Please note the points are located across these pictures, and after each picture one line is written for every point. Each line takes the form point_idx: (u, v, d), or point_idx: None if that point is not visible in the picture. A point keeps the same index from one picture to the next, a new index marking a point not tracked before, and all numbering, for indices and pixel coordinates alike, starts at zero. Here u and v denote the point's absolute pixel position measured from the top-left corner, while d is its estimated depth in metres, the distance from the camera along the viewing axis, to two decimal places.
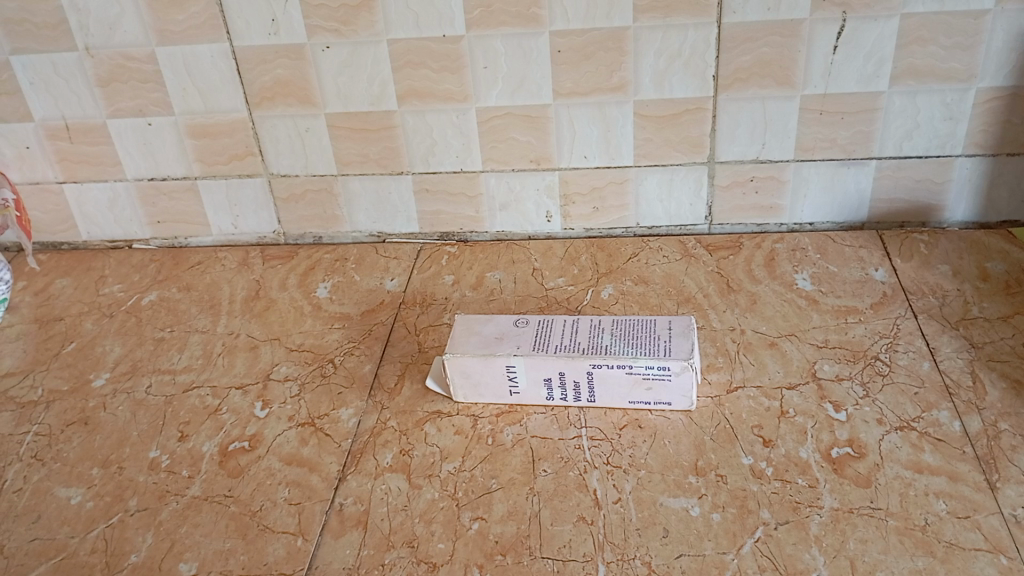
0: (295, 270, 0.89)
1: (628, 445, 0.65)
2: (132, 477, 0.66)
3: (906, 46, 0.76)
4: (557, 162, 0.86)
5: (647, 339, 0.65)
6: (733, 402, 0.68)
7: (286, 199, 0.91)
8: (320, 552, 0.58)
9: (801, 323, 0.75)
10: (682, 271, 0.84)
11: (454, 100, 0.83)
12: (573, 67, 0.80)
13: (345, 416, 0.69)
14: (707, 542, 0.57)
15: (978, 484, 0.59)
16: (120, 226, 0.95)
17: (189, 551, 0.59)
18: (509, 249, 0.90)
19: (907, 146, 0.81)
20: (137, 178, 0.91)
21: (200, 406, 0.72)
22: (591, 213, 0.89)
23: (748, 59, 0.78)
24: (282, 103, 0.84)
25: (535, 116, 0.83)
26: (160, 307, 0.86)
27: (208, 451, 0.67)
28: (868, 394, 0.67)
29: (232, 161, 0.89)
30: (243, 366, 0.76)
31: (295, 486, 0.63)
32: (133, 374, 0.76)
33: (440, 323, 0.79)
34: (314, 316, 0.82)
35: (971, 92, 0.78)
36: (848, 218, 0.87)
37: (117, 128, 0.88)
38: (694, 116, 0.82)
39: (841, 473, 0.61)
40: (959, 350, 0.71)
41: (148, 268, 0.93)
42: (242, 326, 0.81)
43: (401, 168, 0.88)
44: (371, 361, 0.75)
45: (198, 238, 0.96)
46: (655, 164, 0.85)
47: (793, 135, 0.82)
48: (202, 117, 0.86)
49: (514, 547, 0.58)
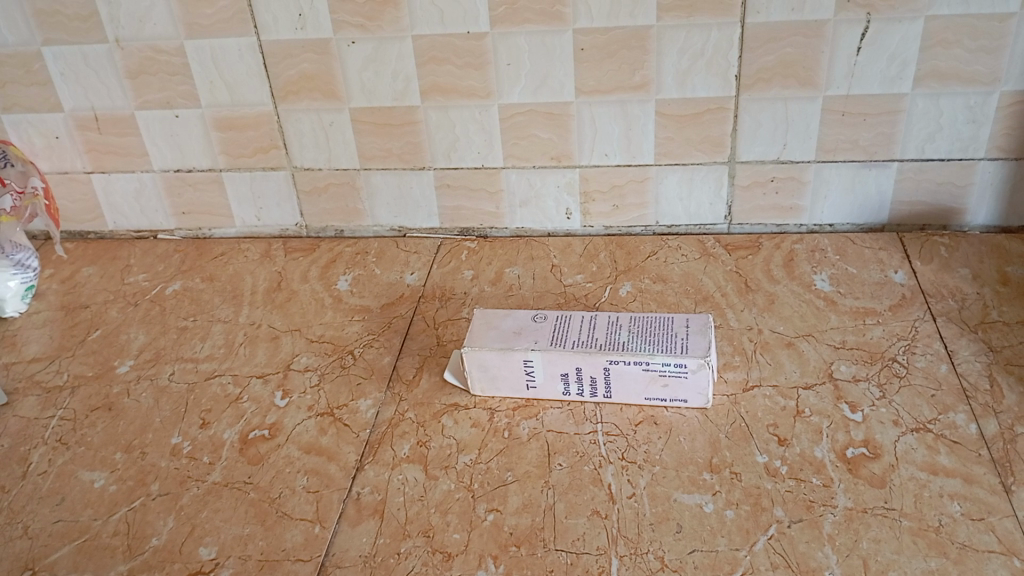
0: (317, 263, 0.90)
1: (644, 441, 0.65)
2: (154, 462, 0.67)
3: (930, 48, 0.76)
4: (578, 160, 0.86)
5: (664, 337, 0.66)
6: (749, 401, 0.68)
7: (309, 192, 0.92)
8: (337, 539, 0.59)
9: (818, 323, 0.76)
10: (701, 270, 0.84)
11: (477, 97, 0.83)
12: (595, 65, 0.80)
13: (364, 406, 0.70)
14: (720, 538, 0.57)
15: (994, 487, 0.59)
16: (146, 216, 0.97)
17: (209, 535, 0.60)
18: (529, 246, 0.91)
19: (929, 148, 0.81)
20: (163, 169, 0.93)
21: (221, 394, 0.73)
22: (611, 211, 0.90)
23: (771, 59, 0.78)
24: (307, 98, 0.86)
25: (557, 113, 0.83)
26: (184, 296, 0.87)
27: (229, 438, 0.68)
28: (885, 396, 0.67)
29: (257, 154, 0.90)
30: (265, 356, 0.77)
31: (313, 474, 0.64)
32: (156, 362, 0.78)
33: (459, 318, 0.80)
34: (335, 308, 0.83)
35: (994, 96, 0.77)
36: (869, 220, 0.87)
37: (145, 119, 0.89)
38: (716, 116, 0.82)
39: (855, 473, 0.61)
40: (977, 353, 0.71)
41: (172, 259, 0.94)
42: (264, 317, 0.82)
43: (423, 163, 0.89)
44: (390, 353, 0.76)
45: (222, 230, 0.97)
46: (676, 163, 0.85)
47: (815, 136, 0.82)
48: (228, 110, 0.87)
49: (528, 538, 0.58)
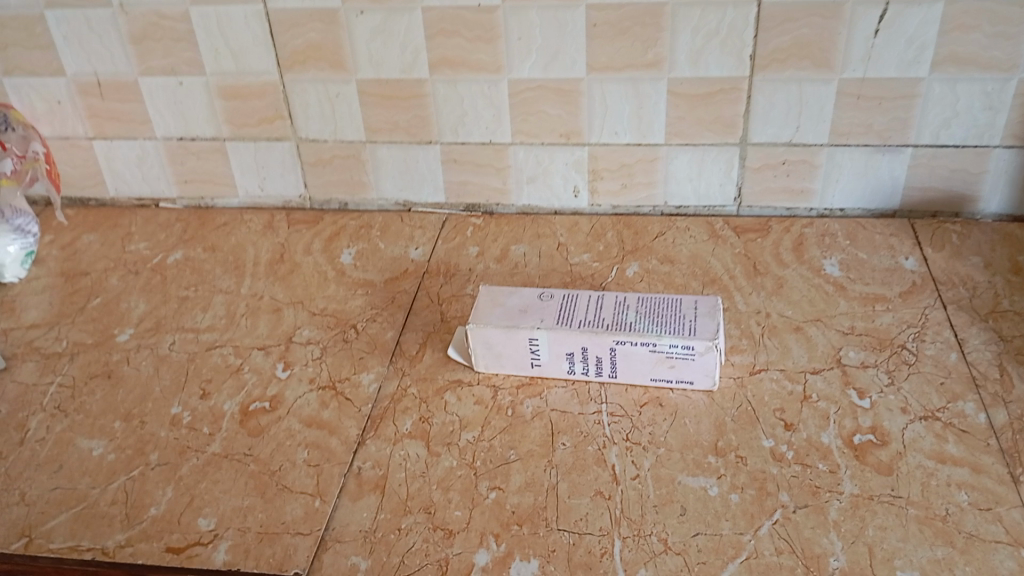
0: (320, 236, 0.89)
1: (649, 423, 0.64)
2: (153, 431, 0.66)
3: (949, 32, 0.74)
4: (587, 137, 0.85)
5: (672, 318, 0.65)
6: (756, 384, 0.67)
7: (314, 163, 0.91)
8: (337, 513, 0.59)
9: (827, 308, 0.75)
10: (709, 251, 0.83)
11: (486, 71, 0.82)
12: (608, 42, 0.79)
13: (367, 381, 0.69)
14: (724, 522, 0.57)
15: (1002, 476, 0.58)
16: (148, 184, 0.95)
17: (208, 507, 0.60)
18: (535, 223, 0.90)
19: (944, 134, 0.80)
20: (166, 137, 0.91)
21: (222, 365, 0.72)
22: (619, 190, 0.89)
23: (787, 39, 0.77)
24: (313, 67, 0.84)
25: (568, 90, 0.82)
26: (185, 266, 0.86)
27: (229, 409, 0.67)
28: (893, 382, 0.67)
29: (261, 124, 0.89)
30: (266, 327, 0.76)
31: (314, 447, 0.64)
32: (156, 331, 0.77)
33: (463, 294, 0.79)
34: (338, 281, 0.82)
35: (1012, 82, 0.76)
36: (880, 205, 0.86)
37: (148, 86, 0.88)
38: (729, 96, 0.81)
39: (862, 460, 0.60)
40: (987, 342, 0.70)
41: (174, 227, 0.93)
42: (266, 288, 0.81)
43: (430, 137, 0.87)
44: (393, 328, 0.75)
45: (224, 200, 0.95)
46: (687, 144, 0.84)
47: (828, 119, 0.81)
48: (234, 78, 0.86)
49: (531, 517, 0.58)
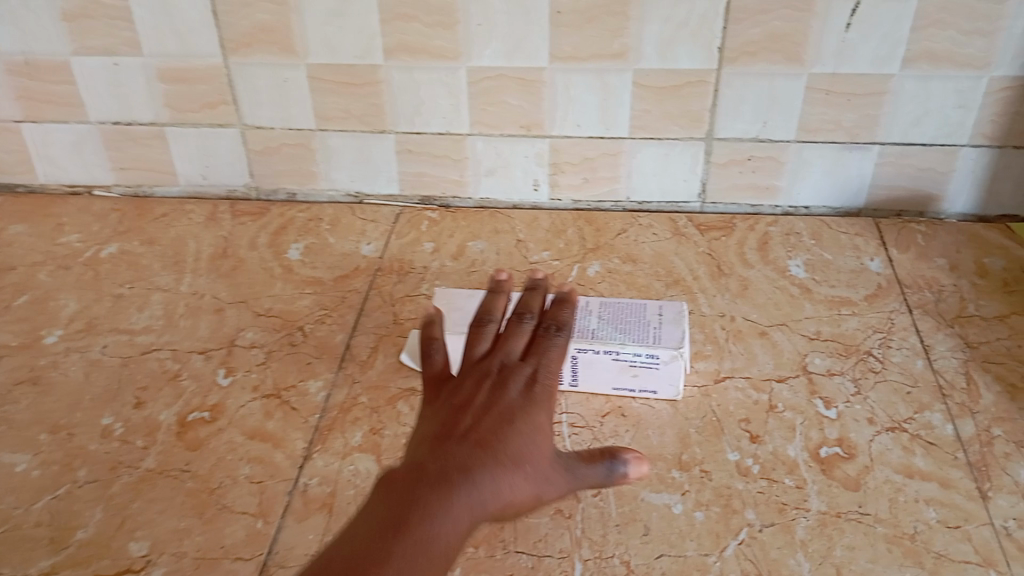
0: (267, 229, 0.85)
1: (611, 435, 0.62)
2: (83, 444, 0.62)
3: (924, 28, 0.72)
4: (548, 129, 0.82)
5: (636, 327, 0.65)
6: (721, 393, 0.65)
7: (261, 152, 0.86)
8: (281, 535, 0.55)
9: (793, 312, 0.73)
10: (672, 250, 0.81)
11: (445, 58, 0.78)
12: (573, 30, 0.75)
13: (314, 389, 0.66)
14: (688, 542, 0.54)
15: (970, 492, 0.57)
16: (81, 170, 0.90)
17: (141, 528, 0.56)
18: (493, 218, 0.86)
19: (913, 133, 0.78)
20: (101, 122, 0.86)
21: (159, 370, 0.68)
22: (581, 184, 0.85)
23: (758, 32, 0.74)
24: (261, 50, 0.79)
25: (530, 80, 0.78)
26: (121, 260, 0.81)
27: (166, 420, 0.63)
28: (860, 391, 0.65)
29: (205, 109, 0.84)
30: (208, 329, 0.72)
31: (257, 462, 0.60)
32: (89, 332, 0.72)
33: (418, 294, 0.75)
34: (285, 279, 0.78)
35: (985, 81, 0.75)
36: (845, 204, 0.84)
37: (82, 67, 0.82)
38: (697, 89, 0.78)
39: (829, 474, 0.59)
40: (954, 349, 0.68)
41: (110, 218, 0.87)
42: (208, 286, 0.77)
43: (385, 127, 0.83)
44: (344, 330, 0.71)
45: (164, 189, 0.90)
46: (651, 138, 0.81)
47: (797, 115, 0.78)
48: (175, 60, 0.81)
49: (487, 539, 0.55)
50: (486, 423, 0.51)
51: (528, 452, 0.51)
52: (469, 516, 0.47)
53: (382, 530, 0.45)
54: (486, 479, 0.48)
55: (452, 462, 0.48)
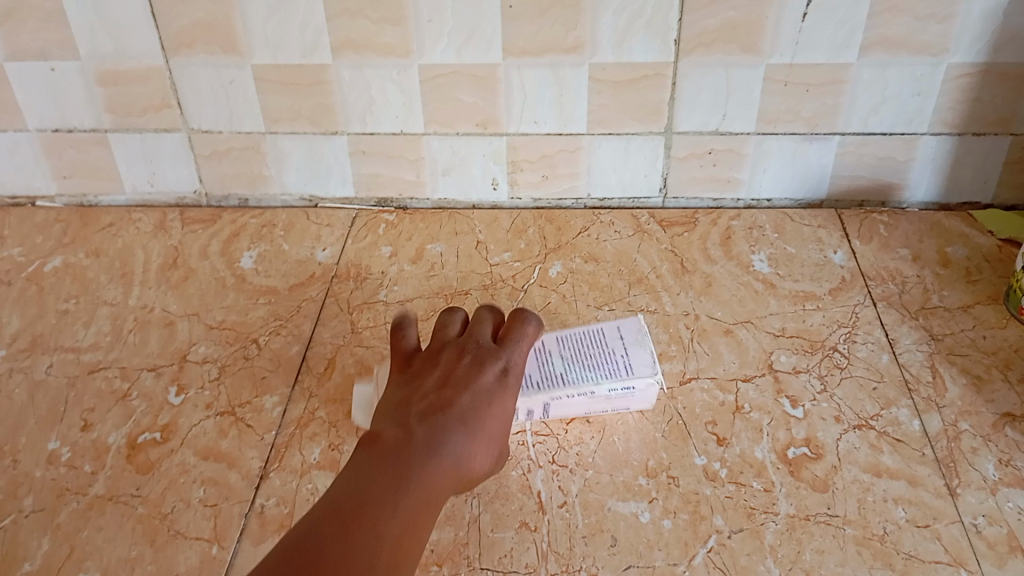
0: (218, 236, 0.82)
1: (576, 442, 0.60)
2: (27, 471, 0.59)
3: (878, 16, 0.71)
4: (505, 126, 0.80)
5: (603, 355, 0.61)
6: (687, 395, 0.64)
7: (209, 156, 0.84)
8: (237, 561, 0.53)
9: (757, 309, 0.72)
10: (635, 248, 0.79)
11: (395, 55, 0.76)
12: (525, 25, 0.73)
13: (270, 404, 0.64)
14: (657, 552, 0.53)
15: (938, 489, 0.57)
16: (22, 180, 0.86)
17: (90, 559, 0.53)
18: (452, 219, 0.84)
19: (873, 121, 0.78)
20: (41, 129, 0.82)
21: (107, 390, 0.65)
22: (540, 182, 0.84)
23: (713, 22, 0.72)
24: (203, 51, 0.76)
25: (483, 76, 0.76)
26: (66, 274, 0.78)
27: (115, 442, 0.61)
28: (826, 389, 0.64)
29: (148, 113, 0.81)
30: (158, 344, 0.69)
31: (211, 484, 0.58)
32: (32, 351, 0.69)
33: (376, 300, 0.74)
34: (238, 288, 0.75)
35: (942, 68, 0.74)
36: (807, 195, 0.83)
37: (16, 72, 0.79)
38: (654, 82, 0.76)
39: (797, 476, 0.58)
40: (918, 341, 0.68)
41: (54, 229, 0.84)
42: (157, 299, 0.74)
43: (336, 127, 0.81)
44: (299, 341, 0.69)
45: (110, 197, 0.87)
46: (610, 133, 0.80)
47: (756, 106, 0.77)
48: (113, 63, 0.78)
49: (451, 556, 0.53)
50: (463, 396, 0.52)
51: (496, 426, 0.53)
52: (447, 479, 0.48)
53: (376, 482, 0.45)
54: (465, 447, 0.50)
55: (433, 427, 0.50)
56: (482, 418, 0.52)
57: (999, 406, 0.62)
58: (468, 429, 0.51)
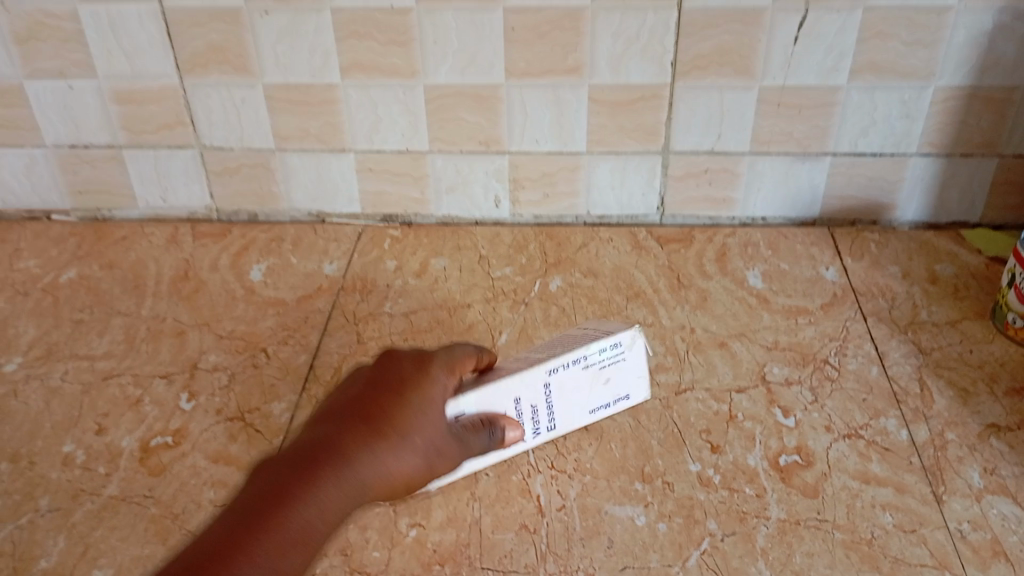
0: (228, 250, 0.85)
1: (575, 449, 0.62)
2: (43, 473, 0.61)
3: (866, 41, 0.74)
4: (507, 145, 0.82)
5: (578, 336, 0.59)
6: (682, 405, 0.66)
7: (220, 173, 0.86)
8: None
9: (751, 323, 0.74)
10: (633, 263, 0.82)
11: (401, 76, 0.78)
12: (526, 47, 0.76)
13: (278, 411, 0.66)
14: (652, 554, 0.55)
15: (925, 496, 0.58)
16: (38, 195, 0.89)
17: (104, 557, 0.55)
18: (456, 235, 0.87)
19: (863, 143, 0.80)
20: (57, 145, 0.85)
21: (120, 396, 0.67)
22: (541, 200, 0.86)
23: (708, 46, 0.75)
24: (215, 71, 0.79)
25: (485, 97, 0.79)
26: (80, 286, 0.80)
27: (128, 446, 0.63)
28: (818, 400, 0.66)
29: (161, 131, 0.83)
30: (169, 353, 0.72)
31: (221, 486, 0.60)
32: (48, 359, 0.71)
33: (381, 313, 0.76)
34: (247, 300, 0.78)
35: (929, 91, 0.77)
36: (801, 214, 0.86)
37: (35, 90, 0.81)
38: (651, 103, 0.79)
39: (788, 482, 0.60)
40: (907, 355, 0.70)
41: (68, 242, 0.86)
42: (169, 309, 0.77)
43: (343, 145, 0.84)
44: (306, 351, 0.71)
45: (123, 212, 0.89)
46: (608, 152, 0.82)
47: (749, 127, 0.80)
48: (129, 82, 0.80)
49: (453, 557, 0.55)
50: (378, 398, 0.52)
51: (419, 425, 0.51)
52: (353, 490, 0.48)
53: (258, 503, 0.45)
54: (367, 454, 0.49)
55: (333, 433, 0.49)
56: (378, 421, 0.50)
57: (985, 417, 0.64)
58: (361, 447, 0.49)
